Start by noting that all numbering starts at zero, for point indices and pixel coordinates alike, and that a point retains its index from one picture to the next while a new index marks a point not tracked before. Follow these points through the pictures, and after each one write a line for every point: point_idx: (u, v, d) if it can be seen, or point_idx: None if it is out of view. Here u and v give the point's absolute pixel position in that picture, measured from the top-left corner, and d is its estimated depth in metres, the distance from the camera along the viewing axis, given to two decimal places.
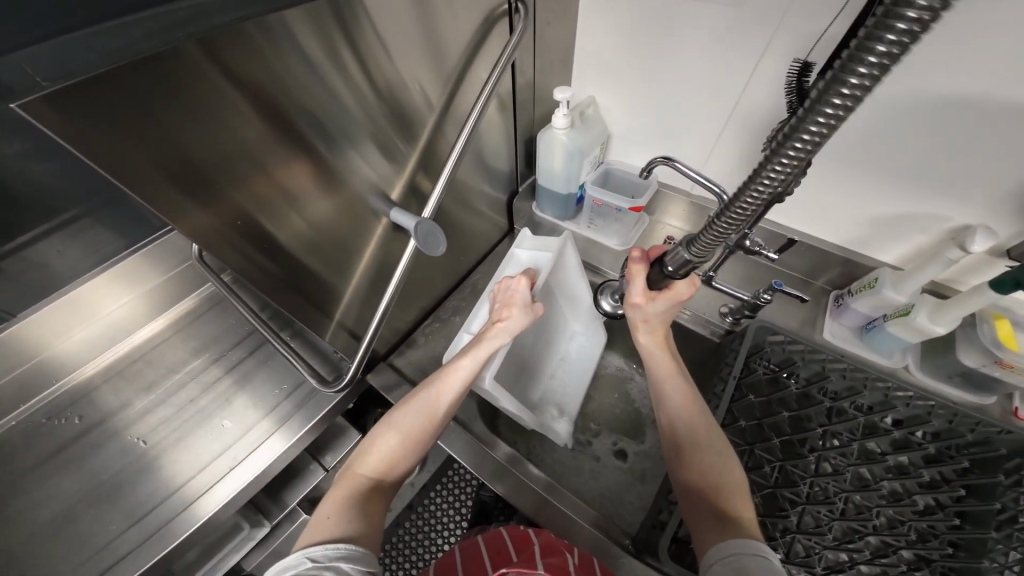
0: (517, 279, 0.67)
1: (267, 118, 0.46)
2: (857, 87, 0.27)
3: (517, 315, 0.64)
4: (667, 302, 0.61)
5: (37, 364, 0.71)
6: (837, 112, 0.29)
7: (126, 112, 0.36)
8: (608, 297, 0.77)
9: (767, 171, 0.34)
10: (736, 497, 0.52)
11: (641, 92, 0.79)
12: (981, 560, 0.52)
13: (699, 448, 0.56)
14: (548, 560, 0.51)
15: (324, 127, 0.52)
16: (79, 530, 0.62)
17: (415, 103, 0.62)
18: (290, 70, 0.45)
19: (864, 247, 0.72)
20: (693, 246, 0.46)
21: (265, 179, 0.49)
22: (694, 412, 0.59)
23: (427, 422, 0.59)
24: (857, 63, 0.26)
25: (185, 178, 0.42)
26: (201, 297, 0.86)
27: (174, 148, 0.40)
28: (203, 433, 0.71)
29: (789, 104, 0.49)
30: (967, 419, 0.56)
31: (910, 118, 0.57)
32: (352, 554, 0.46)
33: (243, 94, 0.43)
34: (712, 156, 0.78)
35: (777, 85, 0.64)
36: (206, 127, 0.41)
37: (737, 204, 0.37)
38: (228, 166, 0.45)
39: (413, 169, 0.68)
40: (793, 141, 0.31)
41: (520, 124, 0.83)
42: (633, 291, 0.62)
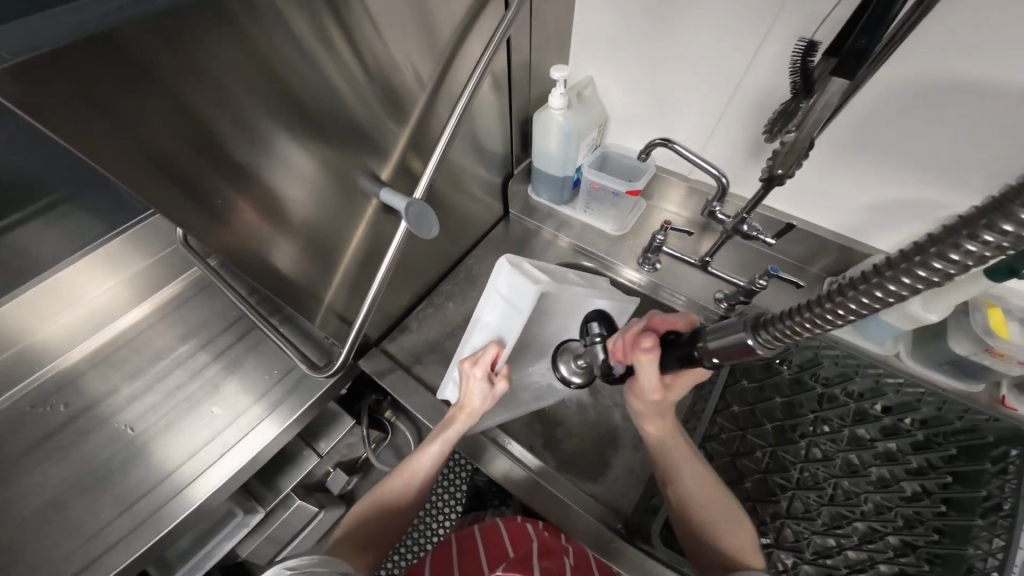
0: (470, 370, 0.61)
1: (252, 105, 0.44)
2: (972, 255, 0.22)
3: (480, 405, 0.63)
4: (683, 384, 0.54)
5: (19, 351, 0.69)
6: (943, 270, 0.23)
7: (100, 93, 0.35)
8: (567, 361, 0.68)
9: (847, 299, 0.26)
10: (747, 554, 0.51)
11: (640, 73, 0.77)
12: (967, 547, 0.53)
13: (709, 506, 0.54)
14: (543, 562, 0.54)
15: (320, 120, 0.51)
16: (70, 518, 0.61)
17: (407, 83, 0.60)
18: (287, 62, 0.45)
19: (859, 234, 0.71)
20: (760, 334, 0.33)
21: (248, 170, 0.48)
22: (701, 468, 0.56)
23: (405, 492, 0.63)
24: (967, 239, 0.22)
25: (160, 163, 0.40)
26: (187, 282, 0.84)
27: (151, 138, 0.39)
28: (192, 419, 0.70)
29: (794, 86, 0.47)
30: (956, 407, 0.58)
31: (913, 102, 0.57)
32: (321, 561, 0.51)
33: (227, 79, 0.42)
34: (711, 141, 0.76)
35: (781, 66, 0.62)
36: (185, 110, 0.40)
37: (799, 317, 0.28)
38: (206, 152, 0.43)
39: (404, 151, 0.66)
40: (887, 282, 0.24)
41: (516, 104, 0.80)
42: (644, 384, 0.51)
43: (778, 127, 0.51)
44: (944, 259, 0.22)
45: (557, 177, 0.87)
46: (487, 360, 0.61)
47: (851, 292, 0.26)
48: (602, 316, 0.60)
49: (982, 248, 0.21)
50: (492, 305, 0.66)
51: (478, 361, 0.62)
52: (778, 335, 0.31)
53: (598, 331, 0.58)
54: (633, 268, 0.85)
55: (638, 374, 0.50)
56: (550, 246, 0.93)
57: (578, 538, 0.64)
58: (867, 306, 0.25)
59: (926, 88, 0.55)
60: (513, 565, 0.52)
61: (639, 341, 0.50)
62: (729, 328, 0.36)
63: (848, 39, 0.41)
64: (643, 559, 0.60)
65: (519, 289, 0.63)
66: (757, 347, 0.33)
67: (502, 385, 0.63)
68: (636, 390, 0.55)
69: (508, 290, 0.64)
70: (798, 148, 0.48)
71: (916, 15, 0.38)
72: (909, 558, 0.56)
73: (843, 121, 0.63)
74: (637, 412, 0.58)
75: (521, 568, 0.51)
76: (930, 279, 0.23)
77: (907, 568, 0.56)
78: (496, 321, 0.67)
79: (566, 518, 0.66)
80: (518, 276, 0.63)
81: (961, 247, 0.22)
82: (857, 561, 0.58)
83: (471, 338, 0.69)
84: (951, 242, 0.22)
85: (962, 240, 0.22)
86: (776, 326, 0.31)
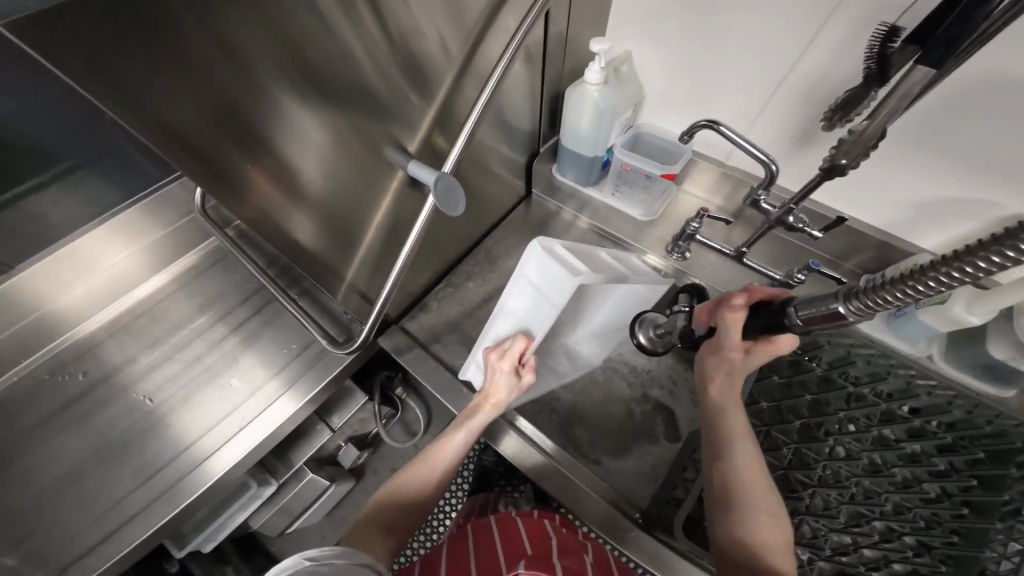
0: (500, 361, 0.62)
1: (265, 75, 0.42)
2: None
3: (507, 395, 0.64)
4: (761, 356, 0.56)
5: (37, 318, 0.68)
6: (1009, 260, 0.27)
7: (104, 59, 0.33)
8: (645, 330, 0.68)
9: (917, 282, 0.30)
10: (777, 555, 0.49)
11: (681, 51, 0.73)
12: (982, 549, 0.54)
13: (747, 501, 0.53)
14: (564, 561, 0.55)
15: (341, 91, 0.49)
16: (89, 488, 0.61)
17: (435, 53, 0.56)
18: (301, 26, 0.42)
19: (906, 231, 0.69)
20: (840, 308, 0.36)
21: (268, 147, 0.46)
22: (756, 459, 0.55)
23: (424, 480, 0.64)
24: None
25: (174, 134, 0.39)
26: (205, 252, 0.81)
27: (163, 112, 0.38)
28: (209, 392, 0.70)
29: (866, 72, 0.44)
30: (987, 411, 0.58)
31: (975, 98, 0.54)
32: (342, 552, 0.50)
33: (237, 45, 0.39)
34: (755, 125, 0.72)
35: (842, 51, 0.59)
36: (192, 77, 0.38)
37: (882, 293, 0.32)
38: (218, 123, 0.41)
39: (430, 126, 0.63)
40: (958, 267, 0.29)
41: (547, 79, 0.76)
42: (724, 341, 0.57)
43: (838, 116, 0.48)
44: (983, 261, 0.28)
45: (587, 157, 0.84)
46: (515, 352, 0.62)
47: (936, 271, 0.29)
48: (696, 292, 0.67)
49: None
50: (520, 292, 0.64)
51: (505, 354, 0.63)
52: (874, 304, 0.34)
53: (687, 301, 0.66)
54: (660, 254, 0.83)
55: (721, 331, 0.56)
56: (572, 228, 0.90)
57: (590, 522, 0.65)
58: (939, 286, 0.30)
59: (989, 85, 0.52)
60: (534, 564, 0.52)
61: (729, 300, 0.56)
62: (822, 300, 0.39)
63: (938, 26, 0.38)
64: (657, 546, 0.62)
65: (552, 277, 0.59)
66: (847, 315, 0.36)
67: (529, 377, 0.64)
68: (713, 350, 0.60)
69: (539, 278, 0.61)
70: (865, 138, 0.45)
71: (1010, 12, 0.35)
72: (925, 558, 0.59)
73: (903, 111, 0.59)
74: (705, 372, 0.62)
75: (543, 567, 0.51)
76: (994, 266, 0.28)
77: (922, 568, 0.58)
78: (524, 309, 0.65)
79: (579, 502, 0.67)
80: (552, 262, 0.59)
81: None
82: (872, 559, 0.61)
83: (496, 329, 0.68)
84: (1014, 240, 0.26)
85: (983, 256, 0.28)
86: (865, 298, 0.34)
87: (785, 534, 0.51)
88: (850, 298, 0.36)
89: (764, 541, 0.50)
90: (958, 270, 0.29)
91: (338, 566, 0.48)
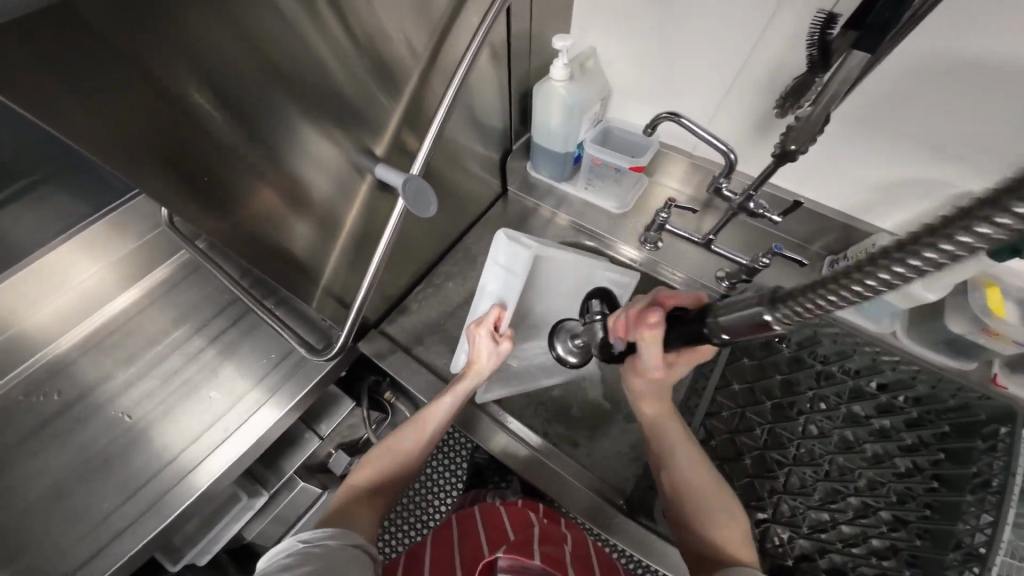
0: (477, 331, 0.65)
1: (243, 87, 0.43)
2: (934, 260, 0.22)
3: (488, 363, 0.66)
4: (687, 363, 0.56)
5: (10, 338, 0.68)
6: (905, 275, 0.23)
7: (78, 73, 0.33)
8: (563, 340, 0.73)
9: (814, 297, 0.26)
10: (740, 544, 0.52)
11: (646, 44, 0.74)
12: (956, 522, 0.54)
13: (699, 499, 0.55)
14: (545, 548, 0.57)
15: (320, 102, 0.50)
16: (75, 505, 0.61)
17: (399, 52, 0.57)
18: (282, 47, 0.44)
19: (867, 211, 0.71)
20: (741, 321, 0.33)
21: (255, 158, 0.48)
22: (700, 460, 0.57)
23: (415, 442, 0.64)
24: (930, 246, 0.21)
25: (147, 144, 0.39)
26: (178, 264, 0.81)
27: (157, 133, 0.40)
28: (190, 405, 0.70)
29: (811, 59, 0.45)
30: (950, 384, 0.62)
31: (924, 79, 0.55)
32: (335, 533, 0.51)
33: (209, 55, 0.39)
34: (719, 115, 0.74)
35: (795, 39, 0.60)
36: (184, 98, 0.40)
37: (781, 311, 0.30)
38: (193, 132, 0.42)
39: (397, 126, 0.63)
40: (851, 283, 0.24)
41: (515, 77, 0.77)
42: (646, 361, 0.54)
43: (789, 103, 0.50)
44: (902, 265, 0.22)
45: (559, 153, 0.85)
46: (490, 320, 0.65)
47: (827, 288, 0.25)
48: (603, 295, 0.64)
49: (955, 251, 0.21)
50: (493, 276, 0.69)
51: (484, 324, 0.66)
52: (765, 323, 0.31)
53: (598, 309, 0.62)
54: (634, 246, 0.84)
55: (642, 351, 0.52)
56: (549, 224, 0.91)
57: (575, 512, 0.66)
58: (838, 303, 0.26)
59: (937, 70, 0.54)
60: (514, 549, 0.55)
61: (645, 317, 0.51)
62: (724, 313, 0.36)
63: (872, 10, 0.39)
64: (643, 533, 0.63)
65: (516, 254, 0.66)
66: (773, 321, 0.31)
67: (507, 344, 0.66)
68: (638, 369, 0.57)
69: (507, 259, 0.67)
70: (813, 123, 0.47)
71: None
72: (901, 533, 0.59)
73: (859, 92, 0.61)
74: (636, 393, 0.60)
75: (523, 551, 0.54)
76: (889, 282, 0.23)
77: (898, 543, 0.58)
78: (497, 286, 0.69)
79: (563, 493, 0.68)
80: (515, 241, 0.66)
81: (920, 255, 0.22)
82: (849, 535, 0.61)
83: (475, 309, 0.72)
84: (903, 254, 0.22)
85: (923, 246, 0.21)
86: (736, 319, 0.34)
87: (743, 530, 0.54)
88: (776, 304, 0.30)
89: (727, 542, 0.52)
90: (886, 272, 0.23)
91: (332, 547, 0.50)
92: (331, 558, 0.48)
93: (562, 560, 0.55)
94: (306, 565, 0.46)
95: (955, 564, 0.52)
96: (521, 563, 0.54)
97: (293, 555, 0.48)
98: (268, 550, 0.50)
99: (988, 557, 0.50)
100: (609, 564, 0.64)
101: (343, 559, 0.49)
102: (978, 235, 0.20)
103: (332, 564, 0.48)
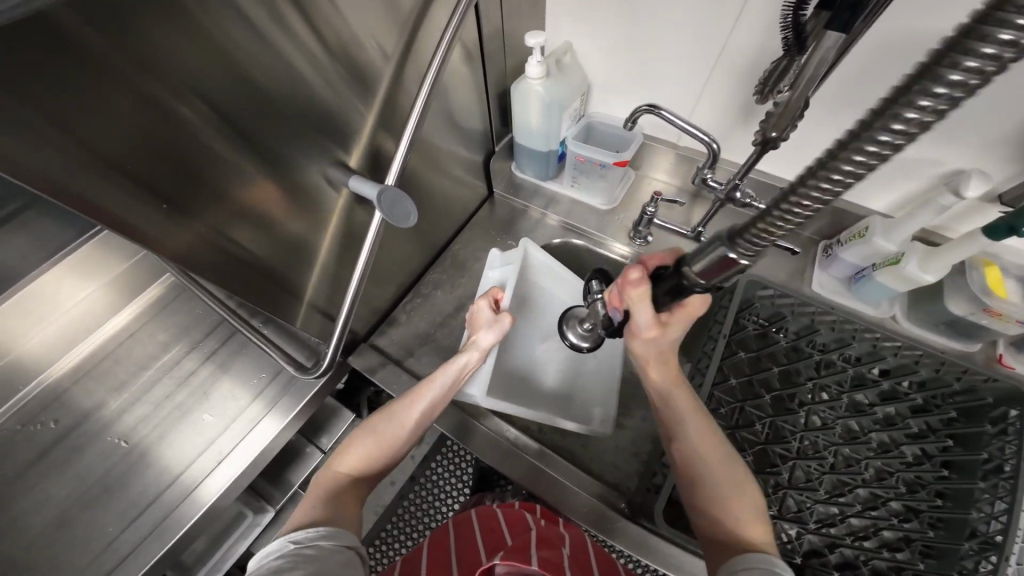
0: (478, 301, 0.69)
1: (208, 92, 0.41)
2: (881, 149, 0.23)
3: (484, 334, 0.67)
4: (682, 320, 0.53)
5: (12, 363, 0.70)
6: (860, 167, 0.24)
7: (26, 83, 0.31)
8: (574, 329, 0.75)
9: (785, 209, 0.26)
10: (750, 521, 0.50)
11: (622, 35, 0.72)
12: (971, 511, 0.54)
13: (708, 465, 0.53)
14: (543, 552, 0.55)
15: (291, 114, 0.50)
16: (79, 533, 0.61)
17: (370, 57, 0.55)
18: (255, 60, 0.43)
19: (854, 195, 0.69)
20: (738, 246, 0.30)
21: (228, 171, 0.47)
22: (709, 430, 0.55)
23: (401, 426, 0.61)
24: (891, 120, 0.22)
25: (99, 155, 0.37)
26: (167, 284, 0.82)
27: (118, 145, 0.37)
28: (184, 428, 0.69)
29: (785, 41, 0.44)
30: (953, 367, 0.59)
31: (911, 56, 0.54)
32: (329, 533, 0.49)
33: (172, 63, 0.38)
34: (700, 102, 0.72)
35: (772, 18, 0.58)
36: (149, 107, 0.38)
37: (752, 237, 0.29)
38: (155, 145, 0.40)
39: (372, 134, 0.62)
40: (814, 187, 0.25)
41: (491, 76, 0.76)
42: (640, 321, 0.51)
43: (767, 87, 0.48)
44: (887, 132, 0.23)
45: (541, 152, 0.83)
46: (491, 296, 0.71)
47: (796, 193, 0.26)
48: (602, 274, 0.61)
49: (904, 127, 0.22)
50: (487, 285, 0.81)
51: (486, 296, 0.70)
52: (758, 243, 0.29)
53: (598, 288, 0.60)
54: (624, 242, 0.83)
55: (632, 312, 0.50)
56: (539, 225, 0.90)
57: (577, 517, 0.66)
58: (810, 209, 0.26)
59: (919, 47, 0.53)
60: (511, 555, 0.54)
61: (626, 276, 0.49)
62: (707, 248, 0.34)
63: None
64: (645, 536, 0.62)
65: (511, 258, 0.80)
66: (738, 259, 0.31)
67: (507, 317, 0.67)
68: (633, 334, 0.55)
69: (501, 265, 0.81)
70: (792, 108, 0.46)
71: None
72: (913, 524, 0.58)
73: (840, 76, 0.59)
74: (638, 355, 0.58)
75: (519, 558, 0.53)
76: (854, 172, 0.24)
77: (911, 534, 0.57)
78: (500, 275, 0.80)
79: (564, 496, 0.67)
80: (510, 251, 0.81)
81: (874, 140, 0.23)
82: (859, 528, 0.60)
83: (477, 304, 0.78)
84: (854, 145, 0.24)
85: (904, 107, 0.22)
86: (750, 235, 0.29)
87: (755, 502, 0.52)
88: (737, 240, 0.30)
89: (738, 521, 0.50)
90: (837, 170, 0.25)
91: (324, 548, 0.48)
92: (328, 561, 0.47)
93: (562, 565, 0.53)
94: (302, 568, 0.45)
95: (971, 553, 0.51)
96: (519, 568, 0.53)
97: (284, 557, 0.46)
98: (260, 551, 0.48)
99: (1004, 545, 0.49)
100: (609, 563, 0.63)
101: (340, 561, 0.47)
102: (920, 105, 0.22)
103: (330, 567, 0.46)
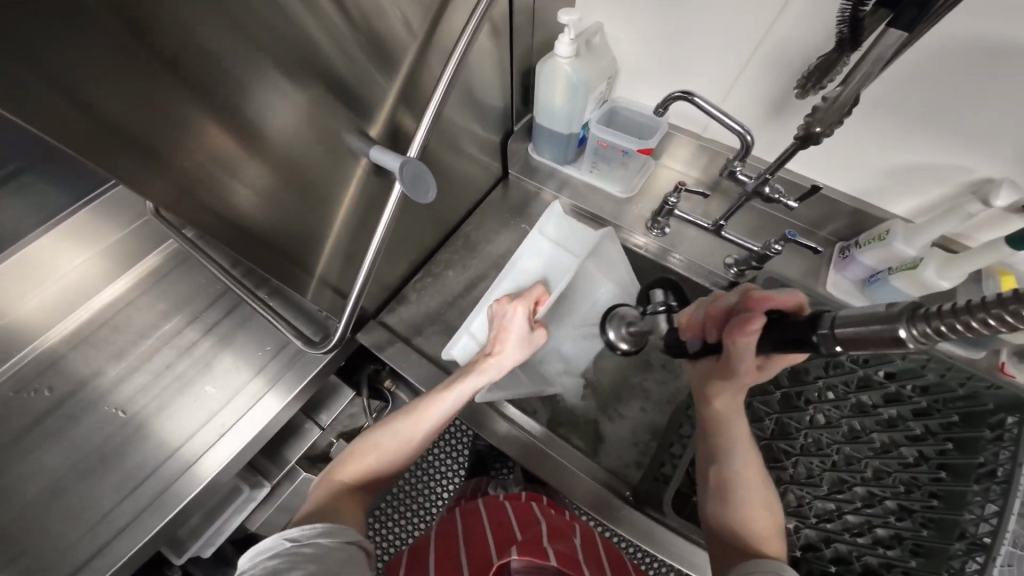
0: (517, 308, 0.65)
1: (228, 75, 0.40)
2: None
3: (511, 350, 0.64)
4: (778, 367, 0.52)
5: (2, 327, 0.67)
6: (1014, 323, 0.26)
7: (47, 60, 0.31)
8: (615, 326, 0.73)
9: (926, 323, 0.29)
10: (769, 539, 0.51)
11: (654, 20, 0.70)
12: (962, 512, 0.55)
13: (741, 490, 0.54)
14: (556, 546, 0.56)
15: (314, 86, 0.48)
16: (75, 502, 0.60)
17: (397, 28, 0.53)
18: (278, 30, 0.41)
19: (879, 198, 0.70)
20: (906, 330, 0.30)
21: (238, 141, 0.44)
22: (752, 454, 0.55)
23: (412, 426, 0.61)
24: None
25: (108, 122, 0.35)
26: (166, 252, 0.79)
27: (129, 116, 0.36)
28: (184, 400, 0.68)
29: (838, 36, 0.42)
30: (959, 373, 0.60)
31: (950, 65, 0.54)
32: (329, 530, 0.49)
33: (181, 23, 0.35)
34: (731, 94, 0.70)
35: (813, 13, 0.57)
36: (159, 76, 0.36)
37: (870, 329, 0.32)
38: (171, 120, 0.39)
39: (394, 107, 0.59)
40: (959, 320, 0.27)
41: (516, 54, 0.73)
42: (738, 365, 0.52)
43: (812, 82, 0.48)
44: None
45: (562, 134, 0.81)
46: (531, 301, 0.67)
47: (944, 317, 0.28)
48: (668, 286, 0.69)
49: None
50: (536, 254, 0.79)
51: (524, 302, 0.66)
52: (921, 333, 0.29)
53: (661, 300, 0.67)
54: (641, 232, 0.82)
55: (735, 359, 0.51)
56: None
57: (580, 503, 0.66)
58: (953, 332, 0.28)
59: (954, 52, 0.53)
60: (526, 550, 0.53)
61: (745, 323, 0.49)
62: (862, 323, 0.33)
63: None
64: (650, 525, 0.63)
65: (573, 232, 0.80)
66: (901, 339, 0.31)
67: (540, 333, 0.67)
68: (724, 372, 0.55)
69: (555, 235, 0.81)
70: (841, 104, 0.45)
71: None
72: (906, 523, 0.60)
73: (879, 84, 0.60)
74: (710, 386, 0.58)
75: (536, 553, 0.53)
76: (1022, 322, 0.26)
77: (904, 532, 0.60)
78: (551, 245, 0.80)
79: (567, 482, 0.67)
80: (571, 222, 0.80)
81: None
82: (855, 524, 0.63)
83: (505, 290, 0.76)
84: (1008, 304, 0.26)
85: None
86: (872, 329, 0.32)
87: (777, 525, 0.53)
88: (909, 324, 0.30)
89: (757, 537, 0.51)
90: (969, 323, 0.27)
91: (323, 546, 0.47)
92: (329, 559, 0.46)
93: (575, 559, 0.54)
94: (302, 567, 0.44)
95: (959, 553, 0.53)
96: (535, 564, 0.53)
97: (279, 556, 0.46)
98: (253, 547, 0.48)
99: (992, 547, 0.51)
100: (619, 561, 0.64)
101: (341, 558, 0.47)
102: None
103: (330, 565, 0.46)
